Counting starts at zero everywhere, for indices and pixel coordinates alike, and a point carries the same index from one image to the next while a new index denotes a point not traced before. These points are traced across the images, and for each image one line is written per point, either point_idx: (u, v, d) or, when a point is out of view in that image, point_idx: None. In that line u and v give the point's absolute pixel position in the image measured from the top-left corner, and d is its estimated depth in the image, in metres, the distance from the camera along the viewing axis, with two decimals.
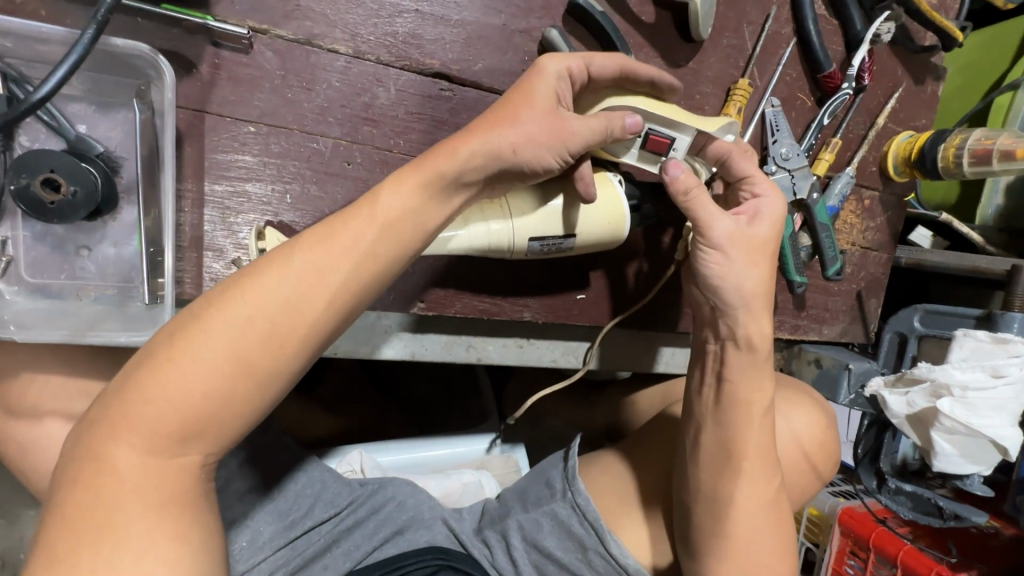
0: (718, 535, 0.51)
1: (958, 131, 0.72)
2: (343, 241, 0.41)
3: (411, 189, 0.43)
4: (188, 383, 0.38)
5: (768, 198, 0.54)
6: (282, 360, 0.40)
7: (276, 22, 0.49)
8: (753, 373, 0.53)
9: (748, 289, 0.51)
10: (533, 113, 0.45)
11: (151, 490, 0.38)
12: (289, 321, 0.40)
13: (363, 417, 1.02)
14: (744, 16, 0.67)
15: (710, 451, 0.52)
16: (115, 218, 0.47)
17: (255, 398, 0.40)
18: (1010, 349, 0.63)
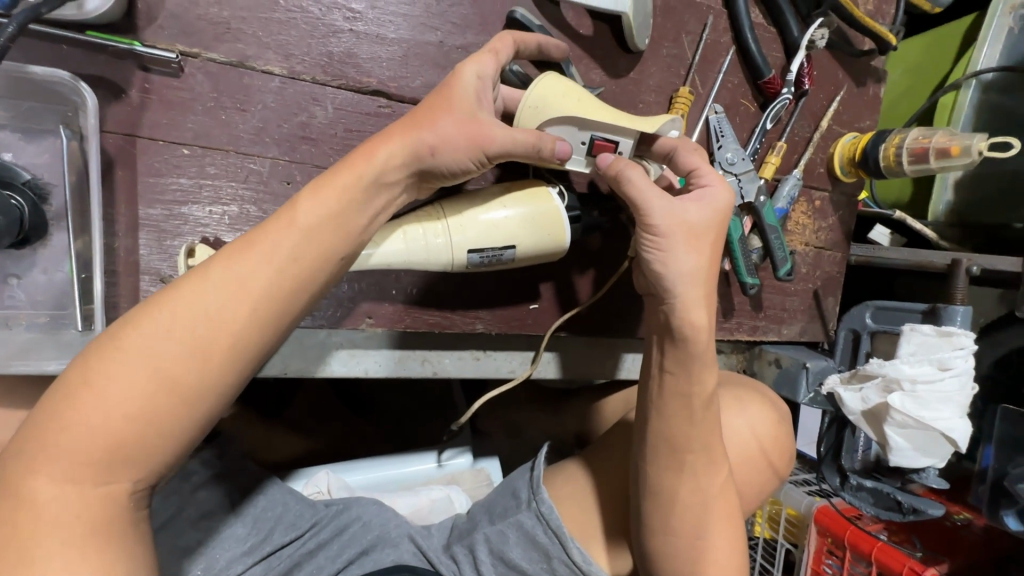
0: (662, 530, 0.53)
1: (897, 131, 0.74)
2: (261, 248, 0.40)
3: (330, 194, 0.42)
4: (108, 409, 0.36)
5: (712, 186, 0.53)
6: (209, 377, 0.38)
7: (207, 45, 0.49)
8: (699, 363, 0.53)
9: (687, 274, 0.51)
10: (449, 117, 0.46)
11: (79, 520, 0.36)
12: (213, 335, 0.38)
13: (332, 436, 1.01)
14: (683, 26, 0.68)
15: (654, 448, 0.53)
16: (45, 245, 0.46)
17: (182, 416, 0.38)
18: (954, 342, 0.64)
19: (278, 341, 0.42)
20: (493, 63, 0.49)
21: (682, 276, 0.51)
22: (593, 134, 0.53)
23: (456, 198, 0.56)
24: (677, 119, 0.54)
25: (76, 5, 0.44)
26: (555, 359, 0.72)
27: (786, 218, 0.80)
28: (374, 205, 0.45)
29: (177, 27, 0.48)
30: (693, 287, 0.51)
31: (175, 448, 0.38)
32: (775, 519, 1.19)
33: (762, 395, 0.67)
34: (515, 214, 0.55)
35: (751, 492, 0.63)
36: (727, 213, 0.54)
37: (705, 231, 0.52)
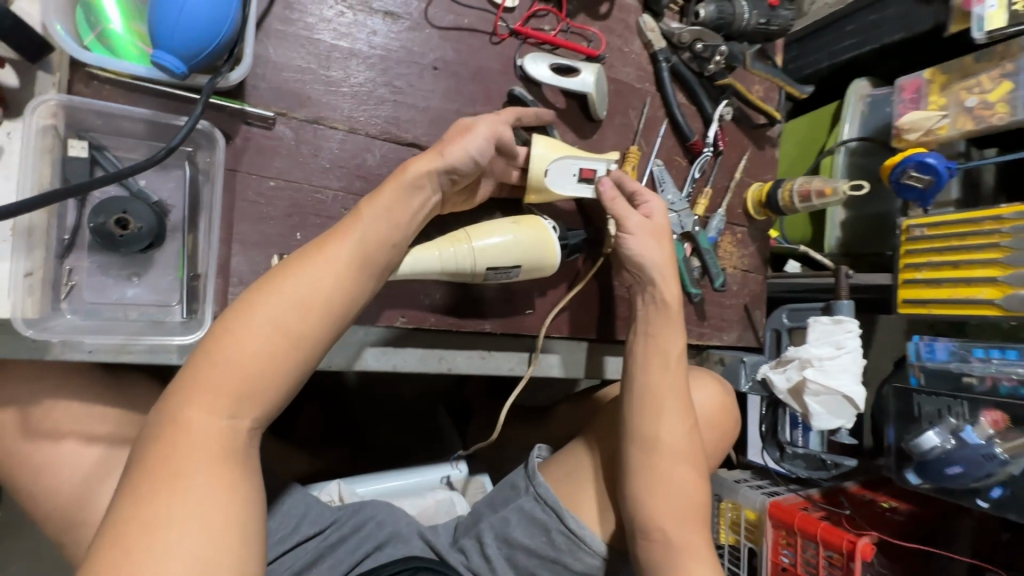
0: (646, 465, 0.69)
1: (788, 181, 0.99)
2: (344, 236, 0.56)
3: (386, 198, 0.59)
4: (245, 349, 0.49)
5: (655, 201, 0.74)
6: (312, 328, 0.53)
7: (292, 108, 0.66)
8: (667, 326, 0.74)
9: (660, 262, 0.73)
10: (457, 138, 0.64)
11: (214, 442, 0.48)
12: (316, 297, 0.53)
13: (338, 456, 1.11)
14: (629, 104, 0.92)
15: (639, 398, 0.72)
16: (162, 252, 0.59)
17: (293, 357, 0.52)
18: (846, 327, 0.85)
19: (356, 307, 0.57)
20: (496, 117, 0.68)
21: (655, 262, 0.73)
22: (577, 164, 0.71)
23: (478, 227, 0.72)
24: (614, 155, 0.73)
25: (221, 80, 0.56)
26: (546, 359, 0.88)
27: (717, 246, 1.02)
28: (411, 202, 0.61)
29: (272, 95, 0.65)
30: (664, 270, 0.73)
31: (286, 384, 0.52)
32: (737, 524, 1.32)
33: (714, 376, 0.84)
34: (524, 241, 0.72)
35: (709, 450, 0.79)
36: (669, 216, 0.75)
37: (664, 229, 0.74)
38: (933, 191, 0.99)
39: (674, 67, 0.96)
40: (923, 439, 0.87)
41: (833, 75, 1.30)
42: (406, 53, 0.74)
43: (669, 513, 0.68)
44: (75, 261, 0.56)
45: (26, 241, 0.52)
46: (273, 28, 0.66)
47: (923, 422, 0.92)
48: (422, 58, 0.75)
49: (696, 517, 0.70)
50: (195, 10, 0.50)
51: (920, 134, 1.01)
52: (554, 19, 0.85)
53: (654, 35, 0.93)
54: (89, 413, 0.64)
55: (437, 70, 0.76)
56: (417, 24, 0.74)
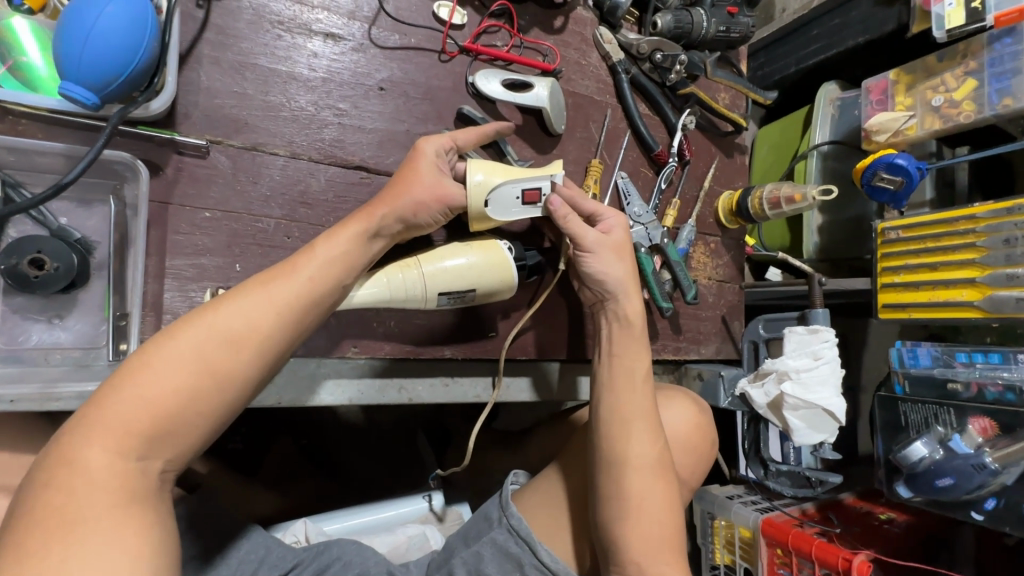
0: (615, 494, 0.65)
1: (757, 188, 0.96)
2: (290, 274, 0.54)
3: (343, 241, 0.58)
4: (161, 383, 0.46)
5: (614, 216, 0.72)
6: (241, 366, 0.50)
7: (228, 135, 0.64)
8: (631, 344, 0.71)
9: (621, 278, 0.70)
10: (420, 185, 0.62)
11: (119, 486, 0.44)
12: (247, 332, 0.50)
13: (306, 494, 1.06)
14: (589, 117, 0.91)
15: (607, 419, 0.68)
16: (86, 291, 0.56)
17: (217, 397, 0.49)
18: (821, 336, 0.81)
19: (293, 343, 0.54)
20: (450, 143, 0.67)
21: (617, 279, 0.70)
22: (522, 185, 0.68)
23: (429, 252, 0.69)
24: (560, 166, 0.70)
25: (142, 109, 0.54)
26: (516, 383, 0.85)
27: (689, 258, 0.99)
28: (371, 249, 0.60)
29: (206, 122, 0.63)
30: (627, 286, 0.71)
31: (205, 423, 0.48)
32: (731, 543, 1.27)
33: (687, 394, 0.81)
34: (476, 264, 0.69)
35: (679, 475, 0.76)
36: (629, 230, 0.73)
37: (623, 245, 0.72)
38: (905, 192, 0.97)
39: (634, 78, 0.94)
40: (912, 450, 0.84)
41: (802, 80, 1.29)
42: (350, 75, 0.72)
43: (640, 543, 0.65)
44: None
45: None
46: (205, 54, 0.63)
47: (911, 431, 0.89)
48: (367, 79, 0.73)
49: (667, 546, 0.66)
50: (102, 39, 0.48)
51: (889, 135, 1.00)
52: (506, 34, 0.83)
53: (611, 46, 0.91)
54: (16, 465, 0.60)
55: (383, 90, 0.73)
56: (361, 45, 0.72)
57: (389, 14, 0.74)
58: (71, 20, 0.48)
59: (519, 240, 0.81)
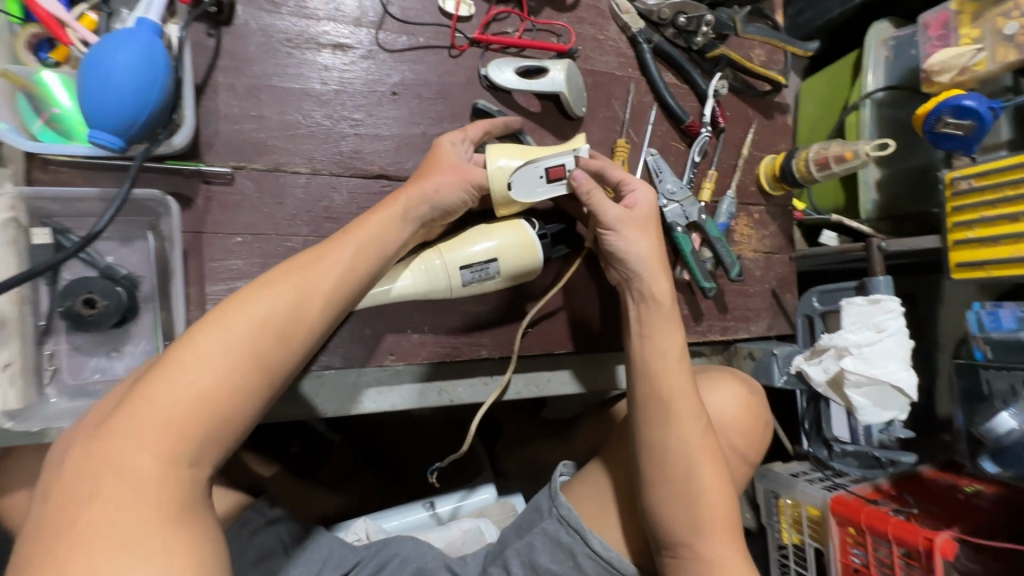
0: (660, 480, 0.63)
1: (802, 148, 0.89)
2: (325, 263, 0.54)
3: (373, 227, 0.57)
4: (202, 376, 0.45)
5: (640, 188, 0.67)
6: (279, 355, 0.49)
7: (251, 159, 0.65)
8: (662, 324, 0.67)
9: (643, 258, 0.66)
10: (443, 171, 0.62)
11: (165, 485, 0.43)
12: (286, 322, 0.50)
13: (361, 491, 1.12)
14: (612, 95, 0.86)
15: (645, 404, 0.65)
16: (138, 324, 0.59)
17: (258, 387, 0.48)
18: (885, 306, 0.75)
19: (326, 335, 0.54)
20: (462, 135, 0.66)
21: (639, 258, 0.66)
22: (544, 165, 0.66)
23: (457, 239, 0.68)
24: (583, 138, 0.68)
25: (165, 145, 0.56)
26: (557, 376, 0.84)
27: (731, 231, 0.94)
28: (400, 232, 0.59)
29: (229, 149, 0.64)
30: (651, 264, 0.66)
31: (245, 417, 0.48)
32: (798, 522, 1.22)
33: (735, 375, 0.77)
34: (500, 251, 0.68)
35: (731, 456, 0.72)
36: (656, 204, 0.68)
37: (649, 219, 0.67)
38: (977, 136, 0.87)
39: (657, 46, 0.88)
40: (998, 422, 0.76)
41: (848, 23, 1.17)
42: (362, 84, 0.71)
43: (687, 526, 0.63)
44: (53, 345, 0.57)
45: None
46: (220, 81, 0.64)
47: (995, 402, 0.81)
48: (378, 85, 0.72)
49: (719, 526, 0.63)
50: (119, 84, 0.49)
51: (954, 74, 0.89)
52: (517, 19, 0.80)
53: (629, 17, 0.86)
54: None
55: (396, 95, 0.73)
56: (370, 51, 0.72)
57: (395, 16, 0.73)
58: (89, 66, 0.50)
59: (547, 232, 0.79)
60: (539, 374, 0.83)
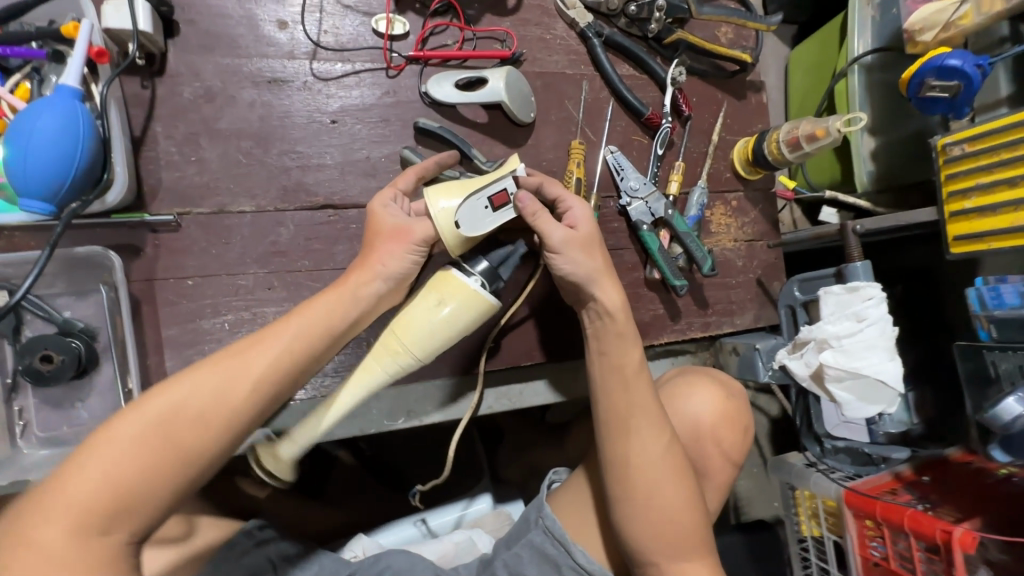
0: (624, 496, 0.61)
1: (773, 129, 0.85)
2: (269, 342, 0.55)
3: (322, 304, 0.58)
4: (124, 458, 0.47)
5: (578, 206, 0.65)
6: (209, 436, 0.50)
7: (195, 203, 0.67)
8: (619, 339, 0.64)
9: (591, 276, 0.63)
10: (386, 241, 0.61)
11: (74, 566, 0.44)
12: (218, 406, 0.51)
13: (366, 505, 1.14)
14: (564, 95, 0.84)
15: (605, 421, 0.63)
16: (99, 374, 0.62)
17: (183, 469, 0.49)
18: (864, 294, 0.70)
19: (263, 416, 0.54)
20: (393, 192, 0.64)
21: (586, 277, 0.63)
22: (485, 195, 0.62)
23: (406, 324, 0.62)
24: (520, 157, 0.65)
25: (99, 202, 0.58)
26: (529, 386, 0.83)
27: (706, 223, 0.90)
28: (354, 307, 0.59)
29: (172, 197, 0.66)
30: (600, 281, 0.64)
31: (163, 497, 0.48)
32: (817, 514, 1.15)
33: (714, 378, 0.72)
34: (463, 307, 0.62)
35: (707, 465, 0.70)
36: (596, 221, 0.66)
37: (592, 238, 0.65)
38: (966, 98, 0.81)
39: (609, 38, 0.85)
40: (1003, 409, 0.70)
41: None
42: (301, 116, 0.71)
43: (651, 542, 0.61)
44: (21, 401, 0.61)
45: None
46: (158, 131, 0.66)
47: (1003, 384, 0.74)
48: (317, 115, 0.72)
49: (685, 542, 0.62)
50: (44, 153, 0.52)
51: (938, 32, 0.82)
52: (455, 31, 0.79)
53: (575, 12, 0.83)
54: None
55: (336, 122, 0.73)
56: (305, 82, 0.72)
57: (328, 44, 0.73)
58: (13, 138, 0.52)
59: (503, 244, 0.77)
60: (512, 388, 0.82)
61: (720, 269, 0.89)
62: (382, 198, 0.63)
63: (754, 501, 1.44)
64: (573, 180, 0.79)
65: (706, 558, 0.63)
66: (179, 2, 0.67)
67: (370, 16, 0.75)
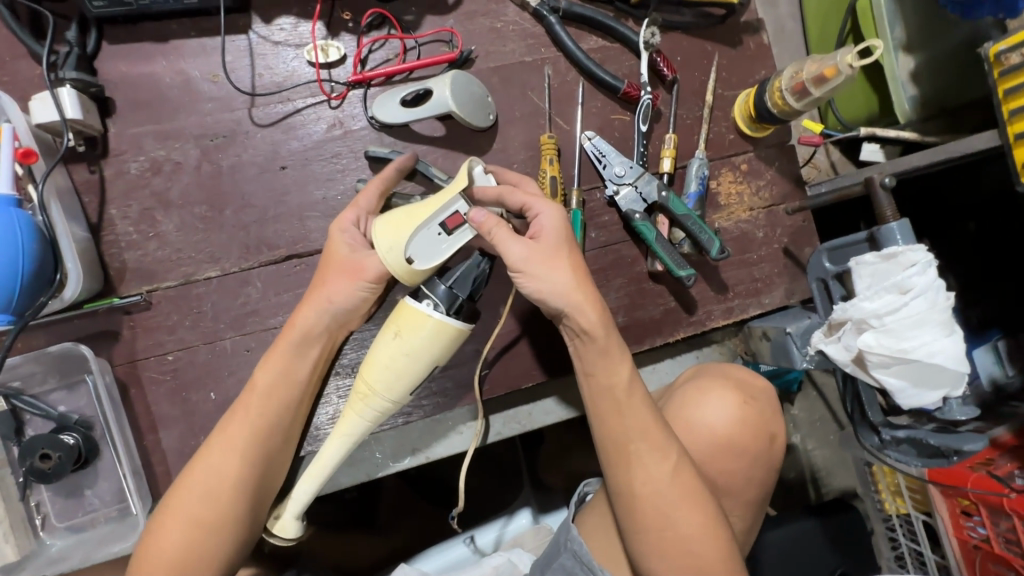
0: (633, 528, 0.58)
1: (775, 77, 0.73)
2: (243, 416, 0.59)
3: (277, 363, 0.60)
4: (169, 545, 0.56)
5: (545, 212, 0.59)
6: (223, 509, 0.57)
7: (161, 278, 0.66)
8: (603, 358, 0.59)
9: (563, 293, 0.57)
10: (335, 276, 0.60)
11: None
12: (221, 483, 0.57)
13: (416, 530, 1.07)
14: (526, 86, 0.75)
15: (603, 449, 0.60)
16: (101, 459, 0.64)
17: (215, 539, 0.57)
18: (904, 262, 0.58)
19: (264, 477, 0.60)
20: (355, 214, 0.62)
21: (557, 295, 0.57)
22: (438, 219, 0.57)
23: (373, 367, 0.58)
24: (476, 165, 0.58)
25: (58, 298, 0.60)
26: (537, 407, 0.78)
27: (713, 195, 0.79)
28: (306, 355, 0.61)
29: (138, 276, 0.66)
30: (575, 298, 0.57)
31: (214, 566, 0.57)
32: (899, 490, 1.00)
33: (730, 378, 0.68)
34: (429, 345, 0.57)
35: (732, 479, 0.67)
36: (566, 227, 0.59)
37: (559, 248, 0.58)
38: None
39: (567, 12, 0.75)
40: None
41: None
42: (250, 168, 0.68)
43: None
44: (38, 495, 0.63)
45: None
46: (114, 213, 0.66)
47: None
48: (266, 163, 0.69)
49: (711, 573, 0.57)
50: None
51: None
52: (396, 43, 0.73)
53: None
54: None
55: (286, 167, 0.69)
56: (247, 131, 0.69)
57: (265, 88, 0.70)
58: None
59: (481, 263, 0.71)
60: (520, 409, 0.77)
61: (736, 246, 0.79)
62: (341, 222, 0.61)
63: (835, 471, 1.23)
64: (548, 179, 0.71)
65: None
66: (111, 79, 0.67)
67: (302, 48, 0.71)
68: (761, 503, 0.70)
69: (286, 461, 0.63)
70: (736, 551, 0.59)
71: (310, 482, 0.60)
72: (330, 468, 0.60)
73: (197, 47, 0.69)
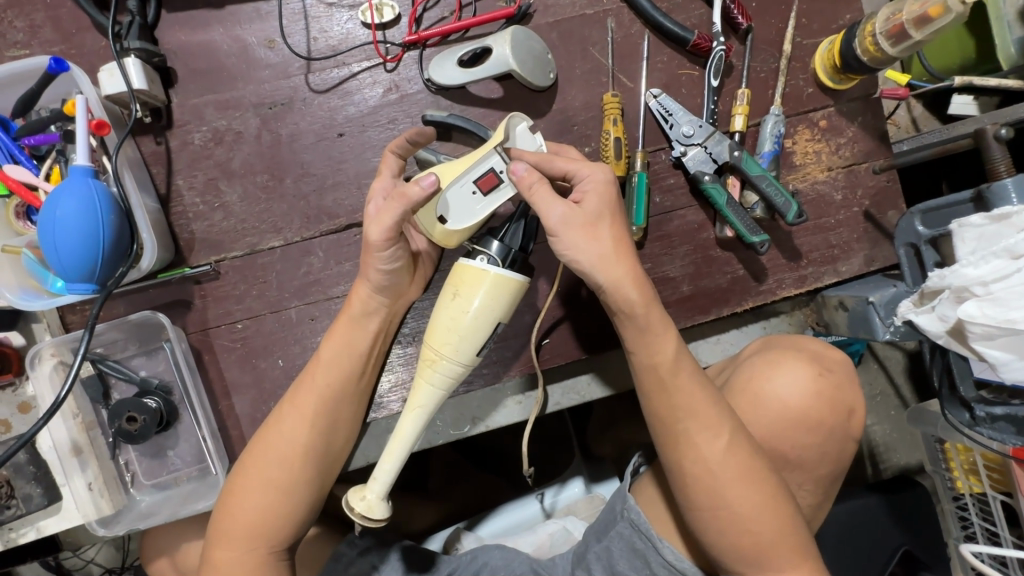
0: (696, 506, 0.56)
1: (867, 19, 0.66)
2: (308, 386, 0.60)
3: (339, 336, 0.61)
4: (244, 506, 0.58)
5: (588, 176, 0.55)
6: (293, 474, 0.59)
7: (227, 249, 0.67)
8: (649, 338, 0.57)
9: (598, 260, 0.54)
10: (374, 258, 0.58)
11: None
12: (292, 450, 0.59)
13: (470, 494, 1.09)
14: (587, 41, 0.71)
15: (656, 427, 0.58)
16: (181, 422, 0.67)
17: (291, 504, 0.59)
18: (1018, 223, 0.53)
19: (330, 444, 0.61)
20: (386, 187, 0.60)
21: (595, 263, 0.54)
22: (471, 175, 0.55)
23: (437, 331, 0.56)
24: (514, 116, 0.56)
25: (136, 268, 0.61)
26: (596, 377, 0.76)
27: (787, 156, 0.73)
28: (366, 327, 0.62)
29: (206, 247, 0.67)
30: (611, 267, 0.54)
31: (288, 527, 0.59)
32: (975, 468, 0.94)
33: (803, 351, 0.65)
34: (486, 301, 0.55)
35: (805, 454, 0.64)
36: (611, 185, 0.55)
37: (601, 214, 0.55)
38: None
39: None
40: None
41: None
42: (308, 136, 0.68)
43: (730, 554, 0.56)
44: (126, 454, 0.67)
45: (80, 458, 0.65)
46: (181, 184, 0.67)
47: None
48: (324, 131, 0.68)
49: (772, 550, 0.55)
50: (72, 238, 0.54)
51: None
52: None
53: None
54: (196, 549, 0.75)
55: (343, 134, 0.68)
56: (304, 98, 0.68)
57: (320, 52, 0.68)
58: (42, 229, 0.54)
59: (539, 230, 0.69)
60: (577, 380, 0.75)
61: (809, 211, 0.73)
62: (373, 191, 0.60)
63: (896, 447, 1.18)
64: (612, 141, 0.67)
65: (805, 565, 0.56)
66: (172, 48, 0.67)
67: (355, 9, 0.69)
68: (834, 479, 0.66)
69: (356, 429, 0.64)
70: (798, 529, 0.56)
71: (390, 460, 0.57)
72: (408, 440, 0.58)
73: (252, 11, 0.67)
